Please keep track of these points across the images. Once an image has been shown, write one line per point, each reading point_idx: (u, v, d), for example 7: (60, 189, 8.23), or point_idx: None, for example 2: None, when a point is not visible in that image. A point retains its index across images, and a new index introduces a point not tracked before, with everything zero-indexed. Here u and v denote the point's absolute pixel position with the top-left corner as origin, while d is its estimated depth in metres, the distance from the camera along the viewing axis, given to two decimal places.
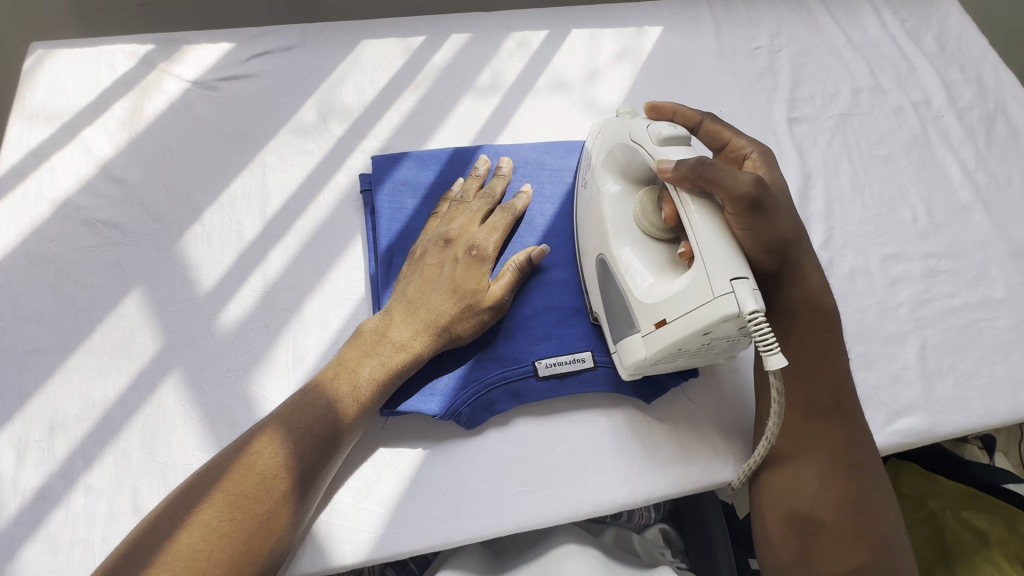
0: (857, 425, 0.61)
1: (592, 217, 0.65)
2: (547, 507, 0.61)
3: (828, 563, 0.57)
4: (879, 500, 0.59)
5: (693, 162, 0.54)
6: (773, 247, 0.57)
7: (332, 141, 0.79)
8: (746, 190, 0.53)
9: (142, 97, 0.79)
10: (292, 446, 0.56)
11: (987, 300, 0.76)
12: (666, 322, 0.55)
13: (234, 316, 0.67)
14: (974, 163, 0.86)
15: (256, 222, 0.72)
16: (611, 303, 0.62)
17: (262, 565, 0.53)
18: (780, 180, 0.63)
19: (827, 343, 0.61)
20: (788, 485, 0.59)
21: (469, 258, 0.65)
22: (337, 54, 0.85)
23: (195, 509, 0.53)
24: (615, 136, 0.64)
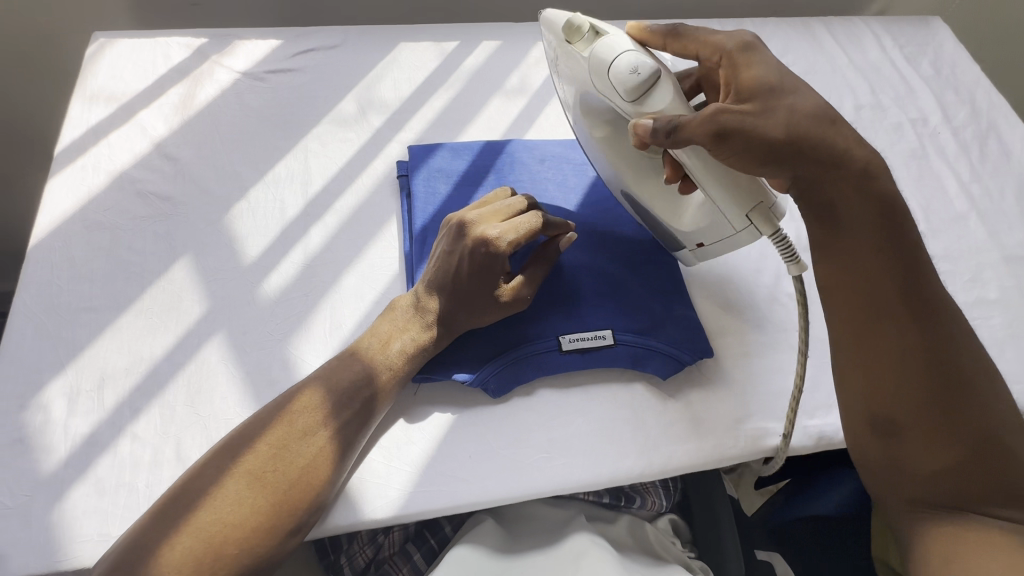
0: (936, 315, 0.59)
1: (603, 164, 0.71)
2: (568, 473, 0.64)
3: (919, 458, 0.58)
4: (972, 390, 0.58)
5: (659, 125, 0.58)
6: (775, 160, 0.58)
7: (371, 131, 0.84)
8: (710, 138, 0.57)
9: (196, 84, 0.84)
10: (335, 400, 0.60)
11: (982, 301, 0.80)
12: (707, 244, 0.68)
13: (276, 285, 0.71)
14: (969, 176, 0.92)
15: (299, 200, 0.77)
16: (656, 231, 0.72)
17: (302, 517, 0.55)
18: (767, 65, 0.61)
19: (878, 231, 0.60)
20: (864, 386, 0.60)
21: (486, 257, 0.66)
22: (377, 54, 0.91)
23: (240, 457, 0.56)
24: (583, 83, 0.66)
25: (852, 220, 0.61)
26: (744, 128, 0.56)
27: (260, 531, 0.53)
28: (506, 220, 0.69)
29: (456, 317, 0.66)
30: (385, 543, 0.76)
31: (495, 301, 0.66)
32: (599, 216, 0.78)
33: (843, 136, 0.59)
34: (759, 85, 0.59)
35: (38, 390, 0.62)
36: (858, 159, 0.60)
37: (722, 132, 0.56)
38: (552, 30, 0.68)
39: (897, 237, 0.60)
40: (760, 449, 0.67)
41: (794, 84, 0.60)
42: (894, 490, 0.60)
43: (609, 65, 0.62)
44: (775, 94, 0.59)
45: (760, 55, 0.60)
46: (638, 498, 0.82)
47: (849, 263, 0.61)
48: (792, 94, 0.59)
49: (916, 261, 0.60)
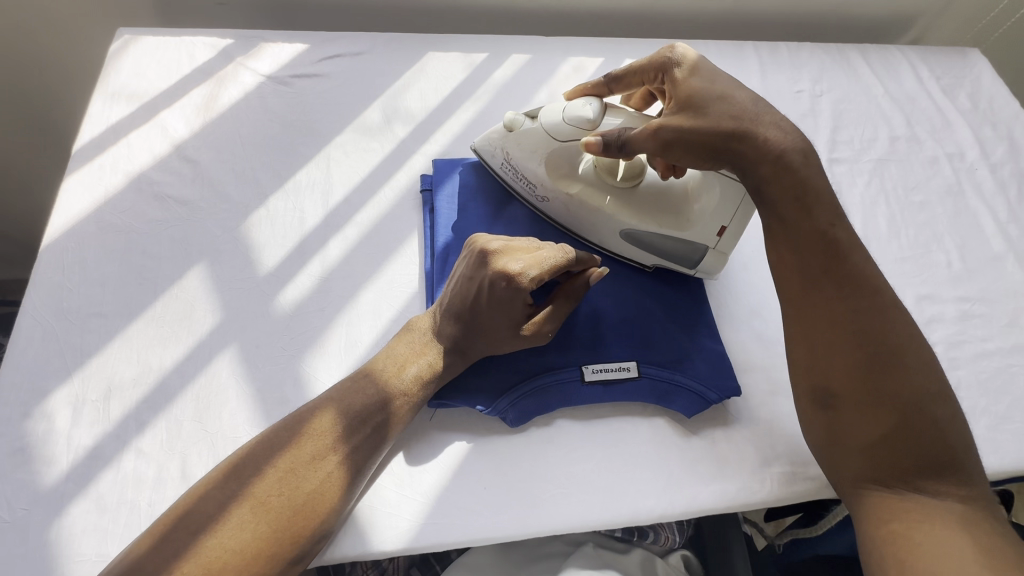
0: (863, 284, 0.56)
1: (587, 219, 0.72)
2: (586, 511, 0.61)
3: (854, 430, 0.54)
4: (907, 362, 0.54)
5: (608, 139, 0.61)
6: (721, 149, 0.59)
7: (395, 142, 0.82)
8: (655, 143, 0.60)
9: (219, 86, 0.83)
10: (349, 420, 0.57)
11: (1020, 347, 0.77)
12: (726, 229, 0.66)
13: (292, 298, 0.68)
14: (1007, 215, 0.89)
15: (319, 210, 0.75)
16: (665, 248, 0.71)
17: (306, 545, 0.52)
18: (698, 72, 0.62)
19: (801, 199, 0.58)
20: (804, 356, 0.57)
21: (507, 293, 0.61)
22: (405, 63, 0.89)
23: (246, 480, 0.53)
24: (536, 149, 0.69)
25: (776, 191, 0.58)
26: (683, 129, 0.59)
27: (265, 560, 0.50)
28: (529, 252, 0.65)
29: (471, 347, 0.64)
30: (389, 569, 0.74)
31: (513, 335, 0.63)
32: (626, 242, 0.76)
33: (770, 126, 0.58)
34: (691, 88, 0.61)
35: (41, 398, 0.60)
36: (781, 140, 0.58)
37: (664, 134, 0.59)
38: (491, 137, 0.73)
39: (820, 205, 0.58)
40: (788, 495, 0.64)
41: (725, 81, 0.61)
42: (839, 466, 0.56)
43: (562, 121, 0.65)
44: (708, 95, 0.60)
45: (685, 69, 0.63)
46: (651, 533, 0.79)
47: (779, 223, 0.59)
48: (722, 95, 0.59)
49: (839, 226, 0.57)
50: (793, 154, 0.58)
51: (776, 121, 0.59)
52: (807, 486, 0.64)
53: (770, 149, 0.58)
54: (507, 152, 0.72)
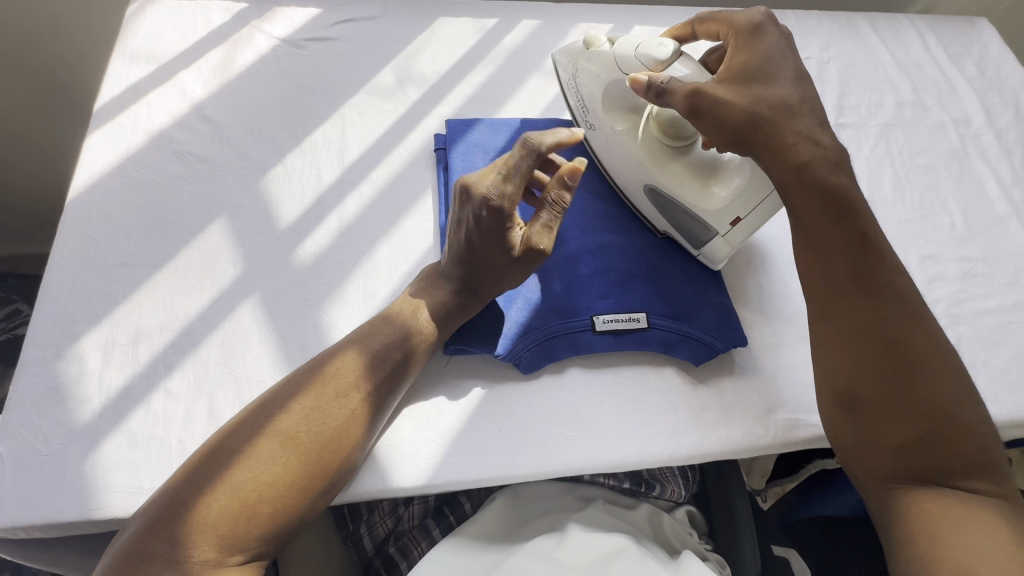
0: (889, 296, 0.58)
1: (622, 160, 0.72)
2: (596, 453, 0.63)
3: (882, 432, 0.57)
4: (928, 371, 0.57)
5: (652, 80, 0.63)
6: (750, 137, 0.60)
7: (408, 104, 0.83)
8: (686, 103, 0.61)
9: (234, 48, 0.84)
10: (370, 360, 0.59)
11: (1019, 305, 0.79)
12: (740, 219, 0.65)
13: (311, 251, 0.70)
14: (1011, 179, 0.90)
15: (335, 168, 0.77)
16: (680, 219, 0.71)
17: (333, 479, 0.55)
18: (763, 50, 0.63)
19: (839, 207, 0.58)
20: (830, 364, 0.60)
21: (488, 220, 0.63)
22: (416, 27, 0.91)
23: (273, 416, 0.55)
24: (604, 76, 0.70)
25: (802, 203, 0.59)
26: (718, 101, 0.60)
27: (294, 490, 0.52)
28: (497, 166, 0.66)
29: (482, 286, 0.66)
30: (406, 515, 0.75)
31: (507, 258, 0.64)
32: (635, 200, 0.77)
33: (808, 128, 0.59)
34: (751, 66, 0.62)
35: (72, 342, 0.62)
36: (819, 148, 0.59)
37: (699, 95, 0.60)
38: (569, 53, 0.74)
39: (850, 214, 0.58)
40: (791, 440, 0.66)
41: (784, 69, 0.62)
42: (864, 465, 0.58)
43: (633, 55, 0.67)
44: (762, 75, 0.61)
45: (757, 42, 0.64)
46: (656, 485, 0.81)
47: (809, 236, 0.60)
48: (772, 81, 0.61)
49: (868, 234, 0.59)
50: (819, 163, 0.58)
51: (819, 122, 0.61)
52: (810, 433, 0.67)
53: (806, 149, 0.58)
54: (575, 70, 0.73)
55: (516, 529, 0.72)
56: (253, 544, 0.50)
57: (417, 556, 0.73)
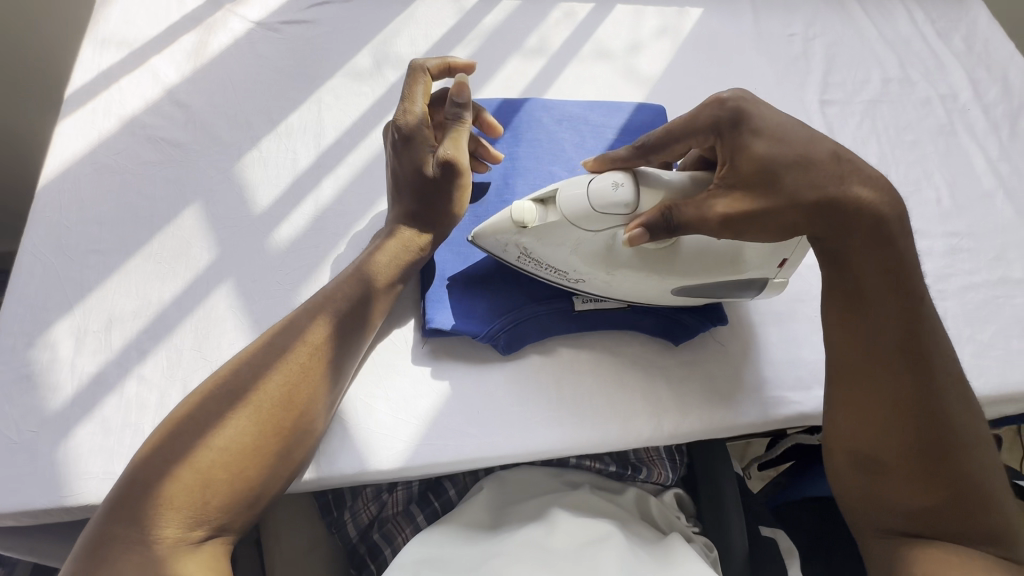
0: (940, 366, 0.57)
1: (630, 285, 0.63)
2: (576, 432, 0.63)
3: (900, 496, 0.57)
4: (961, 438, 0.56)
5: (653, 222, 0.55)
6: (800, 225, 0.56)
7: (385, 86, 0.82)
8: (718, 225, 0.55)
9: (208, 32, 0.83)
10: (330, 326, 0.59)
11: (1005, 279, 0.78)
12: (786, 261, 0.62)
13: (286, 236, 0.70)
14: (998, 154, 0.89)
15: (311, 152, 0.76)
16: (716, 292, 0.65)
17: (300, 448, 0.56)
18: (757, 134, 0.56)
19: (887, 276, 0.57)
20: (854, 425, 0.59)
21: (397, 144, 0.66)
22: (394, 9, 0.89)
23: (237, 390, 0.55)
24: (569, 230, 0.59)
25: (865, 266, 0.58)
26: (761, 211, 0.55)
27: (258, 460, 0.53)
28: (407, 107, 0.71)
29: (429, 211, 0.66)
30: (389, 501, 0.74)
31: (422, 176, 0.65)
32: None
33: (858, 195, 0.56)
34: (762, 162, 0.55)
35: (44, 329, 0.62)
36: (861, 215, 0.56)
37: (729, 213, 0.55)
38: (501, 236, 0.62)
39: (907, 284, 0.57)
40: (773, 418, 0.66)
41: (802, 141, 0.56)
42: (872, 517, 0.59)
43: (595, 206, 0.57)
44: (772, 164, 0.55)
45: (750, 132, 0.56)
46: (644, 468, 0.81)
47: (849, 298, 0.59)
48: (801, 161, 0.55)
49: (923, 302, 0.58)
50: (860, 234, 0.56)
51: (856, 174, 0.56)
52: (792, 410, 0.66)
53: (864, 217, 0.56)
54: (523, 247, 0.62)
55: (501, 513, 0.71)
56: (218, 515, 0.51)
57: (401, 543, 0.72)
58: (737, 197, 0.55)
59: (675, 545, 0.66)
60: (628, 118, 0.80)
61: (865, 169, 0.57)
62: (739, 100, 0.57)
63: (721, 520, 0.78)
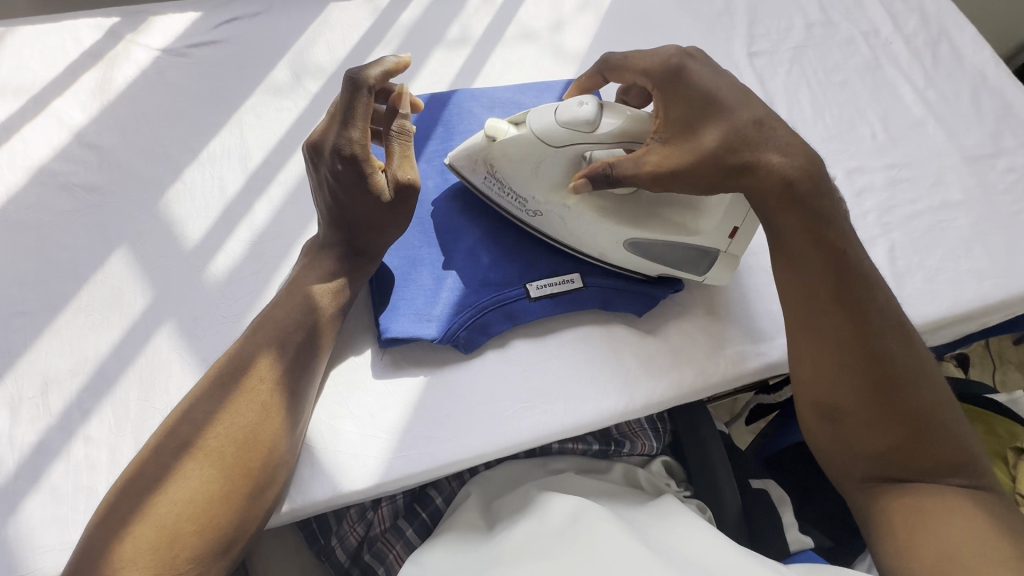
0: (874, 306, 0.57)
1: (586, 232, 0.65)
2: (551, 420, 0.62)
3: (866, 441, 0.56)
4: (913, 378, 0.56)
5: (593, 173, 0.58)
6: (722, 184, 0.56)
7: (308, 98, 0.79)
8: (651, 179, 0.56)
9: (111, 67, 0.78)
10: (281, 355, 0.57)
11: (946, 203, 0.80)
12: (735, 231, 0.63)
13: (223, 266, 0.67)
14: (924, 82, 0.91)
15: (238, 176, 0.73)
16: (668, 259, 0.65)
17: (265, 482, 0.53)
18: (690, 91, 0.58)
19: (813, 229, 0.56)
20: (811, 378, 0.59)
21: (345, 169, 0.60)
22: (306, 18, 0.86)
23: (189, 435, 0.52)
24: (529, 149, 0.62)
25: (784, 223, 0.57)
26: (685, 165, 0.55)
27: (226, 502, 0.51)
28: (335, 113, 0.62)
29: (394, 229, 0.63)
30: (376, 519, 0.72)
31: (384, 208, 0.61)
32: None
33: (755, 176, 0.55)
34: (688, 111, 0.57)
35: None
36: (760, 198, 0.57)
37: (658, 168, 0.56)
38: (472, 150, 0.65)
39: (830, 234, 0.56)
40: (742, 372, 0.66)
41: (732, 93, 0.57)
42: (843, 467, 0.58)
43: (554, 123, 0.60)
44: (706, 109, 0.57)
45: (682, 82, 0.58)
46: (627, 443, 0.80)
47: (785, 255, 0.59)
48: (726, 114, 0.56)
49: (850, 249, 0.57)
50: (790, 184, 0.55)
51: (761, 143, 0.56)
52: (756, 362, 0.67)
53: (781, 174, 0.55)
54: (490, 164, 0.65)
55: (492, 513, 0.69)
56: (194, 563, 0.49)
57: (393, 560, 0.70)
58: (665, 151, 0.57)
59: (673, 513, 0.66)
60: (559, 96, 0.79)
61: (781, 133, 0.56)
62: (684, 56, 0.60)
63: (710, 481, 0.78)
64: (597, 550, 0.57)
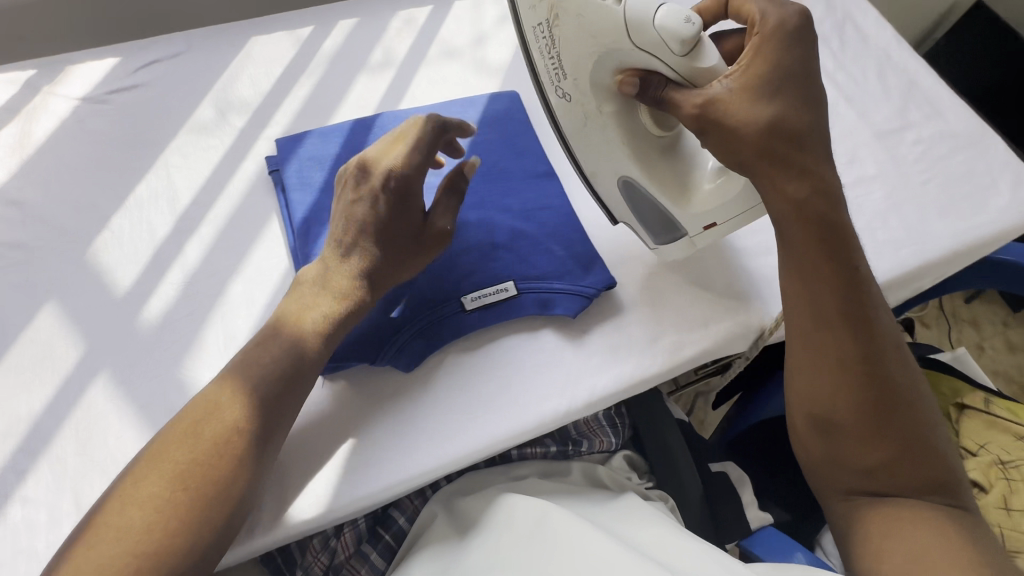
0: (877, 325, 0.58)
1: (594, 142, 0.64)
2: (495, 429, 0.63)
3: (858, 456, 0.58)
4: (906, 397, 0.58)
5: (646, 82, 0.58)
6: (749, 163, 0.57)
7: (234, 133, 0.80)
8: (693, 116, 0.56)
9: (30, 120, 0.78)
10: (254, 403, 0.55)
11: (860, 179, 0.84)
12: (713, 226, 0.65)
13: (157, 310, 0.66)
14: (833, 65, 0.95)
15: (167, 218, 0.72)
16: (643, 213, 0.68)
17: (212, 531, 0.51)
18: (783, 63, 0.56)
19: (824, 249, 0.57)
20: (807, 392, 0.61)
21: (389, 203, 0.66)
22: (228, 54, 0.87)
23: (141, 480, 0.51)
24: (598, 48, 0.58)
25: (796, 241, 0.58)
26: (729, 124, 0.56)
27: (165, 553, 0.48)
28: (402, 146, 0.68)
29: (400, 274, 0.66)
30: (339, 547, 0.72)
31: (414, 246, 0.66)
32: (484, 174, 0.77)
33: (772, 179, 0.57)
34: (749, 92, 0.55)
35: None
36: (777, 214, 0.59)
37: (710, 108, 0.56)
38: None
39: (842, 254, 0.57)
40: (679, 361, 0.68)
41: (808, 90, 0.57)
42: (830, 479, 0.61)
43: (650, 19, 0.55)
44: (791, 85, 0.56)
45: (783, 52, 0.55)
46: (585, 441, 0.81)
47: (792, 271, 0.60)
48: (799, 104, 0.56)
49: (859, 269, 0.58)
50: (809, 202, 0.57)
51: (813, 148, 0.57)
52: (692, 348, 0.69)
53: (805, 190, 0.56)
54: (551, 21, 0.58)
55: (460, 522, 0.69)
56: None
57: None
58: (722, 104, 0.55)
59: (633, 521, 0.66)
60: (483, 110, 0.81)
61: (818, 150, 0.57)
62: (806, 22, 0.56)
63: (670, 470, 0.80)
64: (574, 544, 0.58)
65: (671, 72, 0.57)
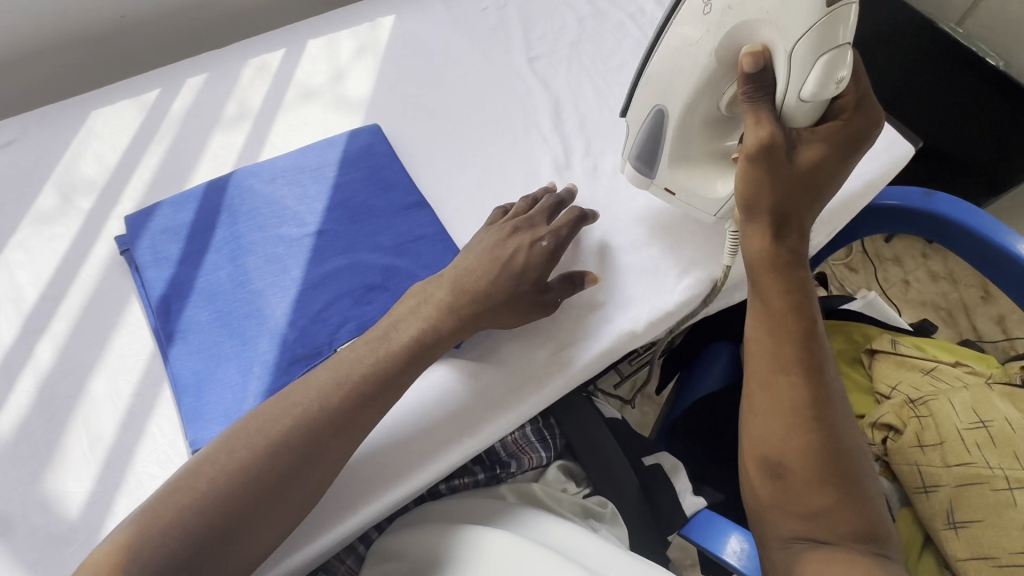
0: (828, 375, 0.61)
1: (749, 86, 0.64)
2: (393, 474, 0.62)
3: (800, 500, 0.57)
4: (849, 447, 0.59)
5: (761, 78, 0.59)
6: (762, 212, 0.63)
7: (81, 217, 0.75)
8: (755, 143, 0.60)
9: None
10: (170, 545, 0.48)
11: None
12: (670, 191, 0.73)
13: (9, 424, 0.62)
14: None
15: (14, 321, 0.67)
16: (643, 143, 0.71)
17: None
18: (843, 167, 0.64)
19: (791, 300, 0.62)
20: (761, 429, 0.61)
21: (510, 276, 0.66)
22: (68, 132, 0.82)
23: None
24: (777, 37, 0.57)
25: (770, 290, 0.63)
26: (766, 173, 0.61)
27: None
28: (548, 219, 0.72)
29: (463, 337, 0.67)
30: None
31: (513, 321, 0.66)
32: (351, 213, 0.74)
33: (758, 230, 0.63)
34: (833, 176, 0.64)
35: None
36: (749, 260, 0.65)
37: (765, 147, 0.60)
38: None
39: (801, 309, 0.62)
40: (572, 373, 0.68)
41: (829, 190, 0.65)
42: (771, 524, 0.59)
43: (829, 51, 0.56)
44: (821, 180, 0.63)
45: (846, 158, 0.63)
46: (513, 461, 0.76)
47: (761, 313, 0.63)
48: (817, 189, 0.63)
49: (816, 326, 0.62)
50: (780, 261, 0.63)
51: (804, 217, 0.64)
52: (580, 354, 0.69)
53: (785, 254, 0.64)
54: None
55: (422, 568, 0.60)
56: None
57: None
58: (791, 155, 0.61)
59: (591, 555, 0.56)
60: (343, 149, 0.79)
61: (803, 232, 0.64)
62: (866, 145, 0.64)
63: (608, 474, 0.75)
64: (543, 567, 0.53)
65: (779, 94, 0.60)
